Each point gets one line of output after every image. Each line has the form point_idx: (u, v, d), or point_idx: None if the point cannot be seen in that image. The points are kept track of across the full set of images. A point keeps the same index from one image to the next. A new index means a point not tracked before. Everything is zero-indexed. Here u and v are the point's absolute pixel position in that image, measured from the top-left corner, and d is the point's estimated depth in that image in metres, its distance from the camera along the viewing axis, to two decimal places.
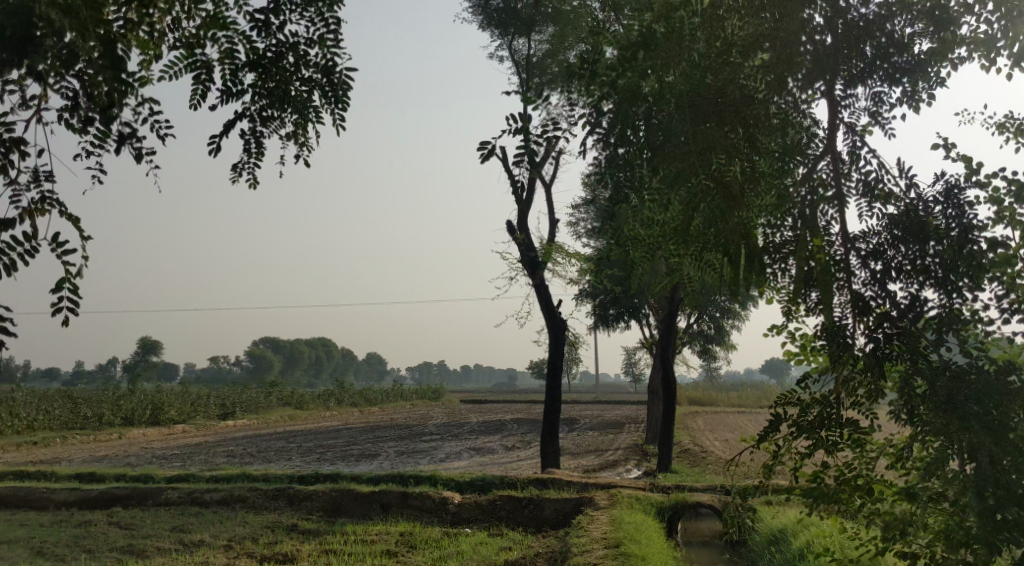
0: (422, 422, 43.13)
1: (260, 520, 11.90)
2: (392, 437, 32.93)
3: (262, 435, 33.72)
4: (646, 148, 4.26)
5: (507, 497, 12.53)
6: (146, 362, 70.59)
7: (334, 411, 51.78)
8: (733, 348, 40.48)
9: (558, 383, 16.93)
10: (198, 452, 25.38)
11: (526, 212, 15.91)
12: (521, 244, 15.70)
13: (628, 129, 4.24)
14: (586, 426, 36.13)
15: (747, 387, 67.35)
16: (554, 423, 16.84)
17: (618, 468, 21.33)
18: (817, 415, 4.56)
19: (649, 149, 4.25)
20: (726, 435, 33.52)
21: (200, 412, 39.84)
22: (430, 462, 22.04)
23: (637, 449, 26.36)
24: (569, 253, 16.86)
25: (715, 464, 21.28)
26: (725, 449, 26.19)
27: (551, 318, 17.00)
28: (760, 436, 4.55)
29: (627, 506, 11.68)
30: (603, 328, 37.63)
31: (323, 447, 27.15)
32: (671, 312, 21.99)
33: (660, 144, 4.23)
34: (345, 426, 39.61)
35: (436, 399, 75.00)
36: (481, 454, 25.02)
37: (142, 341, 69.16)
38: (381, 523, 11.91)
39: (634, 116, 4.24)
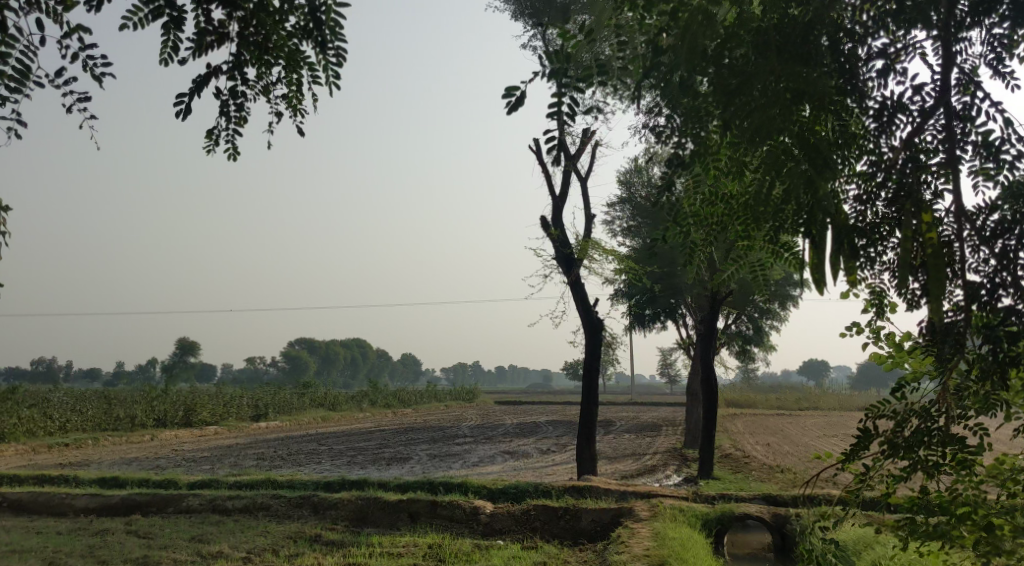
0: (455, 424, 42.60)
1: (282, 531, 11.35)
2: (425, 438, 32.39)
3: (294, 437, 33.39)
4: (720, 96, 3.88)
5: (541, 506, 11.87)
6: (184, 363, 70.88)
7: (367, 412, 51.43)
8: (772, 349, 39.42)
9: (595, 385, 16.24)
10: (227, 455, 25.03)
11: (561, 207, 15.23)
12: (556, 240, 15.02)
13: (699, 72, 3.87)
14: (622, 429, 35.33)
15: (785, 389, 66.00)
16: (591, 426, 16.15)
17: (657, 473, 20.55)
18: (914, 431, 3.83)
19: (723, 97, 3.86)
20: (766, 438, 32.58)
21: (233, 413, 39.60)
22: (462, 467, 21.44)
23: (676, 452, 25.55)
24: (605, 249, 16.15)
25: (758, 469, 20.45)
26: (768, 453, 25.26)
27: (587, 317, 16.30)
28: (847, 457, 3.85)
29: (669, 518, 10.96)
30: (639, 329, 36.81)
31: (355, 450, 26.67)
32: (713, 309, 21.19)
33: (734, 88, 3.83)
34: (378, 428, 39.19)
35: (470, 400, 74.51)
36: (515, 458, 24.35)
37: (179, 342, 69.46)
38: (410, 533, 11.31)
39: (706, 57, 3.84)
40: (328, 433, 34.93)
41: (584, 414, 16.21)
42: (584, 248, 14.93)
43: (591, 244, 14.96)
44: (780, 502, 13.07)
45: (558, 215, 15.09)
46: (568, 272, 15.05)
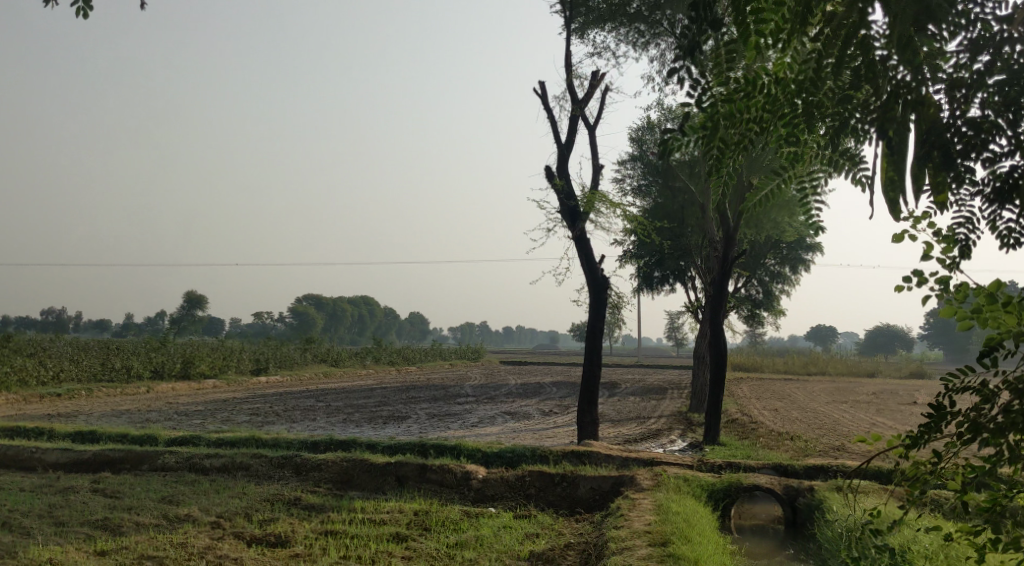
0: (459, 383, 42.01)
1: (258, 493, 10.64)
2: (425, 397, 31.72)
3: (293, 392, 32.78)
4: None
5: (537, 472, 11.14)
6: (190, 316, 70.36)
7: (370, 370, 50.89)
8: (781, 314, 38.51)
9: (598, 345, 15.44)
10: (220, 410, 24.38)
11: (566, 156, 14.29)
12: (560, 191, 14.12)
13: None
14: (628, 392, 34.64)
15: (793, 353, 65.24)
16: (593, 387, 15.39)
17: (661, 438, 19.80)
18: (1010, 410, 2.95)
19: None
20: (773, 403, 31.85)
21: (232, 366, 39.04)
22: (461, 428, 20.75)
23: (681, 416, 24.83)
24: (612, 202, 15.22)
25: (766, 435, 19.70)
26: (775, 419, 24.49)
27: (592, 274, 15.45)
28: (914, 441, 3.05)
29: (673, 489, 10.19)
30: (647, 290, 35.95)
31: (351, 407, 25.99)
32: (724, 270, 20.34)
33: None
34: (379, 385, 38.54)
35: (475, 359, 73.95)
36: (515, 419, 23.65)
37: (187, 294, 68.86)
38: (396, 499, 10.59)
39: None
40: (327, 390, 34.29)
41: (586, 374, 15.44)
42: (590, 201, 14.04)
43: (598, 196, 14.08)
44: (791, 473, 12.32)
45: (563, 165, 14.17)
46: (572, 226, 14.15)
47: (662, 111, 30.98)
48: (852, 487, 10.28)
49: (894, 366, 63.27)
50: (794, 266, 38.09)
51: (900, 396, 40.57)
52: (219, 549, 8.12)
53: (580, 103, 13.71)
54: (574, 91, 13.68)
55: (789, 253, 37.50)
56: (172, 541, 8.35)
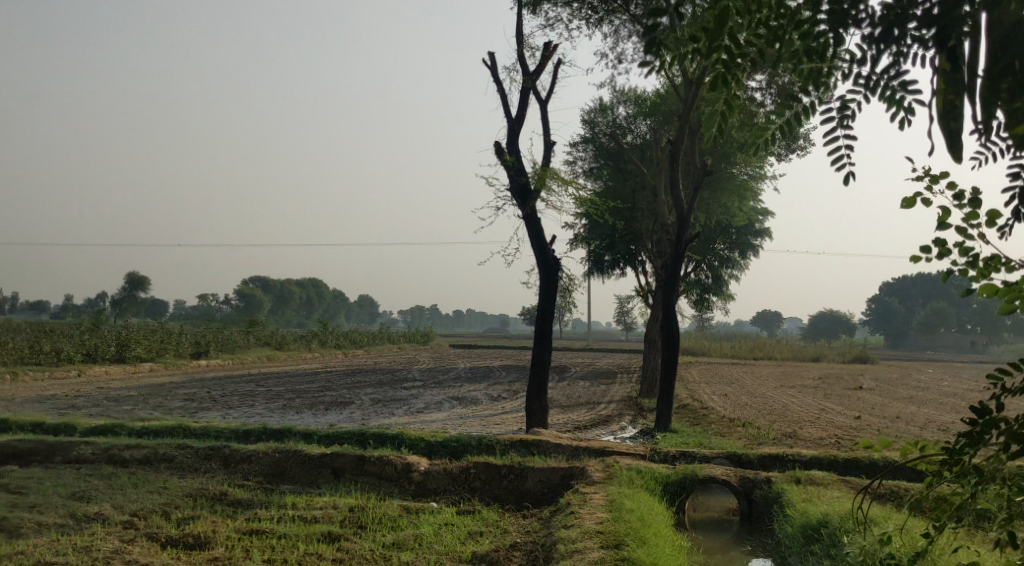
0: (406, 367, 41.23)
1: (181, 488, 9.86)
2: (371, 382, 30.90)
3: (233, 377, 31.66)
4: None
5: (484, 464, 10.52)
6: (131, 298, 68.23)
7: (316, 353, 49.74)
8: (730, 299, 38.42)
9: (548, 329, 14.81)
10: (153, 395, 23.28)
11: (517, 131, 13.60)
12: (510, 167, 13.43)
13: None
14: (576, 376, 34.22)
15: (738, 337, 65.63)
16: (543, 373, 14.77)
17: (611, 424, 19.33)
18: None
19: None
20: (722, 388, 31.65)
21: (170, 349, 37.71)
22: (406, 414, 20.04)
23: (631, 402, 24.43)
24: (565, 180, 14.57)
25: (718, 422, 19.35)
26: (725, 405, 24.22)
27: (542, 254, 14.82)
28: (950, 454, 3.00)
29: (626, 481, 9.66)
30: (597, 274, 35.50)
31: (292, 393, 25.05)
32: (678, 253, 19.88)
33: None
34: (324, 369, 37.56)
35: (423, 342, 72.95)
36: (463, 405, 23.00)
37: (128, 274, 66.70)
38: (331, 494, 9.90)
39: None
40: (269, 374, 33.22)
41: (536, 359, 14.79)
42: (542, 178, 13.39)
43: (550, 173, 13.46)
44: (745, 462, 11.88)
45: (513, 140, 13.49)
46: (522, 204, 13.48)
47: (616, 93, 30.54)
48: (810, 479, 9.86)
49: (838, 351, 63.92)
50: (743, 251, 38.21)
51: (845, 381, 40.84)
52: (130, 553, 7.35)
53: (531, 74, 13.02)
54: (525, 61, 12.96)
55: (739, 239, 37.60)
56: (77, 543, 7.55)
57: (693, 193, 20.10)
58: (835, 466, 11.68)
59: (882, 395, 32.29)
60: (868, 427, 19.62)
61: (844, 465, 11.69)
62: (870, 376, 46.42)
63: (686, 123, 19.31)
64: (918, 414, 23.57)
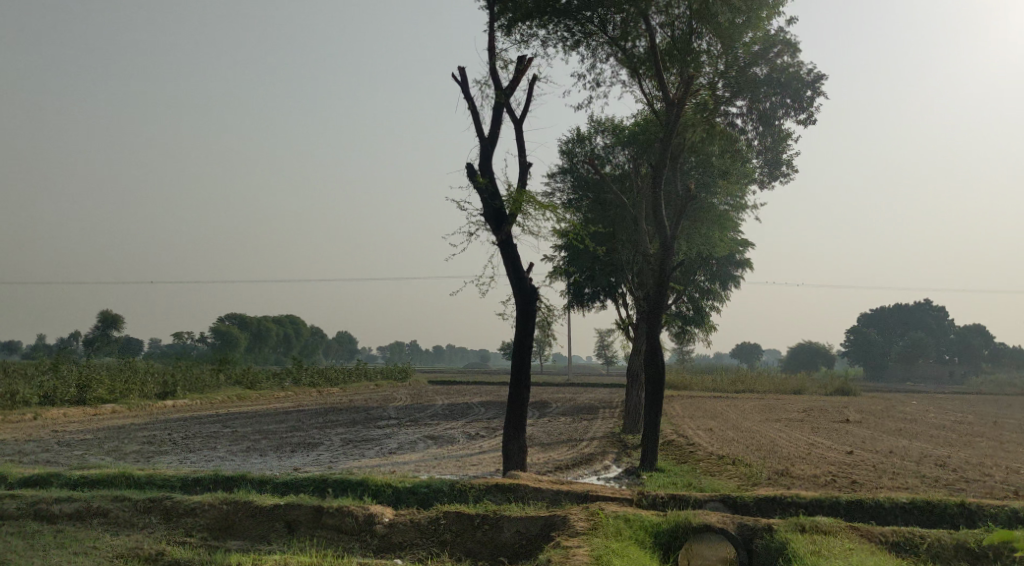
0: (383, 404, 40.03)
1: (112, 548, 8.78)
2: (343, 421, 29.74)
3: (199, 417, 30.33)
4: None
5: (454, 513, 9.49)
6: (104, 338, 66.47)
7: (289, 392, 48.34)
8: (712, 331, 37.68)
9: (527, 363, 13.84)
10: (110, 439, 22.05)
11: (491, 151, 12.74)
12: (483, 190, 12.53)
13: None
14: (557, 412, 33.19)
15: (720, 369, 64.73)
16: (521, 412, 13.75)
17: (594, 463, 18.32)
18: None
19: None
20: (706, 423, 30.70)
21: (136, 389, 36.33)
22: (376, 456, 18.93)
23: (614, 438, 23.44)
24: (543, 204, 13.68)
25: (706, 459, 18.38)
26: (712, 440, 23.30)
27: (519, 283, 13.88)
28: None
29: (612, 533, 8.68)
30: (577, 307, 34.62)
31: (260, 434, 23.86)
32: (661, 283, 19.04)
33: None
34: (296, 408, 36.25)
35: (400, 379, 71.48)
36: (438, 444, 21.90)
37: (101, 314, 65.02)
38: (283, 552, 8.86)
39: None
40: (236, 414, 31.89)
41: (514, 396, 13.78)
42: (517, 201, 12.51)
43: (526, 196, 12.60)
44: (741, 507, 10.95)
45: (486, 160, 12.62)
46: (496, 229, 12.55)
47: (594, 123, 30.02)
48: (814, 526, 8.89)
49: (819, 383, 63.16)
50: (723, 283, 37.60)
51: (830, 413, 39.99)
52: None
53: (505, 90, 12.22)
54: (498, 77, 12.16)
55: (720, 269, 36.93)
56: None
57: (675, 220, 19.32)
58: (837, 509, 10.77)
59: (870, 427, 31.43)
60: (863, 463, 18.72)
61: (847, 507, 10.79)
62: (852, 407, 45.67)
63: (668, 148, 18.54)
64: (911, 448, 22.71)
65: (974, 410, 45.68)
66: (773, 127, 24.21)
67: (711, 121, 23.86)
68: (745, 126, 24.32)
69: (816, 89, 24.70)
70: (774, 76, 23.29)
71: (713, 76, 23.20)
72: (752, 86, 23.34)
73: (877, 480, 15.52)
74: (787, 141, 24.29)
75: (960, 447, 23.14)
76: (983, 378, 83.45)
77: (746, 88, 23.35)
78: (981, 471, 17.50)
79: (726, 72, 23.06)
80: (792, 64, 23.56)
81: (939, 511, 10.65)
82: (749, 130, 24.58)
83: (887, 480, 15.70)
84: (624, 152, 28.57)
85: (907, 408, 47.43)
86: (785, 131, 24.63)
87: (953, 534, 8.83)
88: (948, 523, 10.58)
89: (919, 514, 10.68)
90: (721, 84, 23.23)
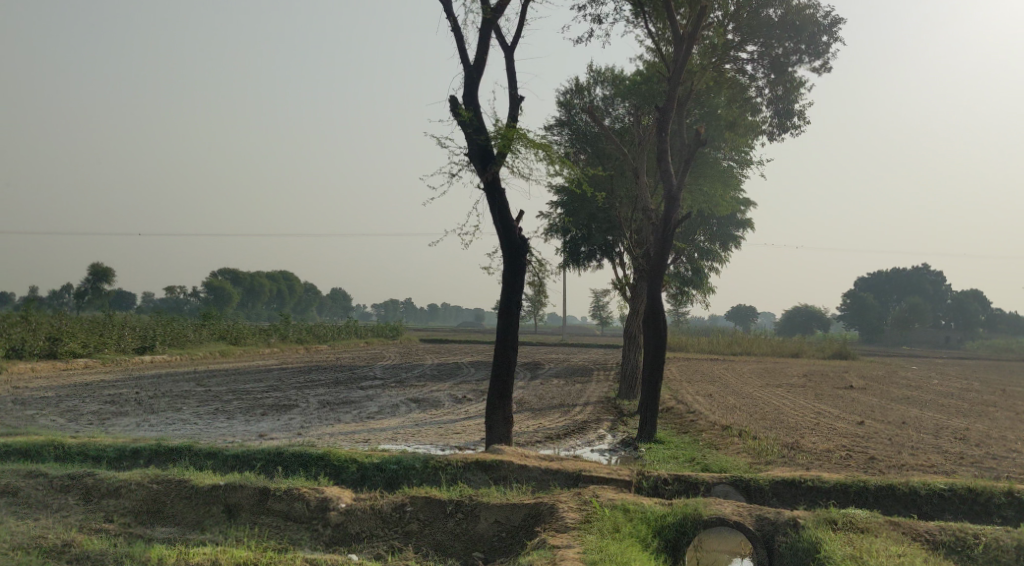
0: (371, 364, 38.68)
1: (11, 536, 7.36)
2: (326, 381, 28.40)
3: (175, 374, 28.98)
4: None
5: (422, 499, 8.14)
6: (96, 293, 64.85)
7: (274, 349, 46.94)
8: (711, 293, 36.34)
9: (514, 323, 12.36)
10: (72, 396, 20.64)
11: (475, 80, 11.12)
12: (466, 125, 10.94)
13: None
14: (550, 373, 31.88)
15: (718, 332, 63.43)
16: (507, 378, 12.31)
17: (587, 432, 16.95)
18: None
19: None
20: (705, 387, 29.37)
21: (112, 343, 34.87)
22: (353, 421, 17.56)
23: (609, 404, 22.10)
24: (535, 144, 12.08)
25: (709, 430, 17.03)
26: (713, 407, 22.01)
27: (508, 234, 12.33)
28: None
29: (607, 529, 7.29)
30: (572, 267, 33.15)
31: (233, 394, 22.51)
32: (663, 239, 17.49)
33: None
34: (278, 366, 34.89)
35: (391, 337, 70.10)
36: (421, 408, 20.51)
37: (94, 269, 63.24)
38: (217, 543, 7.49)
39: None
40: (215, 371, 30.53)
41: (499, 360, 12.34)
42: (507, 137, 10.95)
43: (517, 133, 11.04)
44: (755, 492, 9.58)
45: (471, 90, 11.00)
46: (482, 170, 11.00)
47: (594, 72, 28.32)
48: (849, 523, 7.53)
49: (816, 346, 62.00)
50: (724, 243, 36.14)
51: (832, 379, 38.77)
52: None
53: (493, 7, 10.60)
54: None
55: (720, 230, 35.42)
56: None
57: (682, 169, 17.73)
58: (865, 496, 9.41)
59: (875, 394, 30.15)
60: (876, 435, 17.38)
61: (876, 494, 9.42)
62: (855, 373, 44.41)
63: (675, 91, 16.92)
64: (923, 418, 21.41)
65: (976, 377, 44.52)
66: (785, 75, 22.50)
67: (720, 67, 22.29)
68: (755, 73, 22.61)
69: (833, 35, 22.96)
70: (789, 18, 21.59)
71: (723, 17, 21.50)
72: (765, 29, 21.65)
73: (897, 457, 14.15)
74: (800, 90, 22.56)
75: (975, 419, 21.82)
76: (979, 343, 82.40)
77: (758, 31, 21.67)
78: (1006, 446, 16.14)
79: (736, 14, 21.38)
80: (808, 6, 21.81)
81: (983, 500, 9.29)
82: (759, 79, 22.87)
83: (908, 457, 14.32)
84: (625, 104, 26.89)
85: (908, 374, 46.23)
86: (798, 79, 22.89)
87: (1013, 533, 7.44)
88: (992, 514, 9.23)
89: (961, 503, 9.31)
90: (731, 26, 21.54)
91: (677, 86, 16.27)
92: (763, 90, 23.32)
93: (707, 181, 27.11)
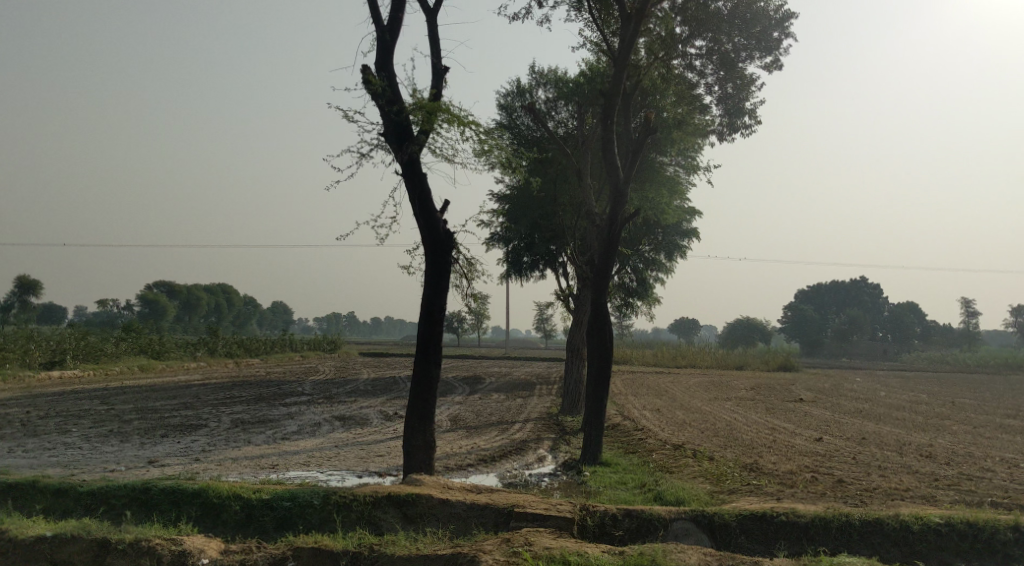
0: (301, 379, 36.48)
1: None
2: (248, 397, 26.33)
3: (80, 392, 26.52)
4: None
5: (308, 551, 6.97)
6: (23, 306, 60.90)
7: (201, 364, 44.35)
8: (655, 304, 35.12)
9: (437, 331, 10.67)
10: None
11: (387, 43, 9.44)
12: (377, 94, 9.27)
13: None
14: (490, 387, 30.16)
15: (662, 343, 62.37)
16: (429, 396, 10.63)
17: (526, 454, 15.29)
18: None
19: None
20: (652, 401, 27.94)
21: (16, 359, 32.14)
22: (265, 443, 15.67)
23: (551, 420, 20.52)
24: (463, 123, 10.42)
25: (659, 449, 15.52)
26: (662, 423, 20.54)
27: (431, 229, 10.65)
28: None
29: None
30: (515, 277, 31.58)
31: (138, 412, 20.40)
32: (609, 245, 15.93)
33: None
34: (200, 382, 32.51)
35: (329, 350, 67.53)
36: (345, 427, 18.70)
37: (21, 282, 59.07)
38: None
39: None
40: (127, 388, 28.19)
41: (420, 375, 10.65)
42: (426, 111, 9.30)
43: (440, 106, 9.38)
44: (720, 528, 8.04)
45: (384, 54, 9.37)
46: (396, 149, 9.35)
47: (535, 74, 26.86)
48: None
49: (760, 358, 61.29)
50: (669, 253, 34.91)
51: (779, 391, 37.70)
52: None
53: None
54: None
55: (664, 239, 34.17)
56: None
57: (628, 168, 16.23)
58: (848, 533, 7.94)
59: (826, 407, 29.02)
60: (838, 453, 16.03)
61: (860, 530, 7.95)
62: (801, 386, 43.52)
63: (619, 80, 15.47)
64: (882, 434, 20.15)
65: (922, 389, 43.92)
66: (734, 72, 21.15)
67: (667, 64, 20.85)
68: (704, 69, 21.29)
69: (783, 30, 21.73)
70: (739, 11, 20.30)
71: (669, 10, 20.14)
72: (714, 23, 20.32)
73: (867, 479, 12.75)
74: (750, 87, 21.22)
75: (935, 433, 20.66)
76: (916, 355, 82.85)
77: (707, 25, 20.26)
78: (977, 465, 14.88)
79: (684, 5, 19.97)
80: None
81: (986, 537, 7.86)
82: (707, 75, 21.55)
83: (878, 479, 12.92)
84: (569, 106, 25.43)
85: (853, 386, 45.38)
86: (748, 76, 21.57)
87: None
88: (996, 552, 7.82)
89: (959, 540, 7.88)
90: (678, 18, 20.15)
91: (623, 74, 14.78)
92: (712, 88, 21.97)
93: (654, 187, 25.78)
